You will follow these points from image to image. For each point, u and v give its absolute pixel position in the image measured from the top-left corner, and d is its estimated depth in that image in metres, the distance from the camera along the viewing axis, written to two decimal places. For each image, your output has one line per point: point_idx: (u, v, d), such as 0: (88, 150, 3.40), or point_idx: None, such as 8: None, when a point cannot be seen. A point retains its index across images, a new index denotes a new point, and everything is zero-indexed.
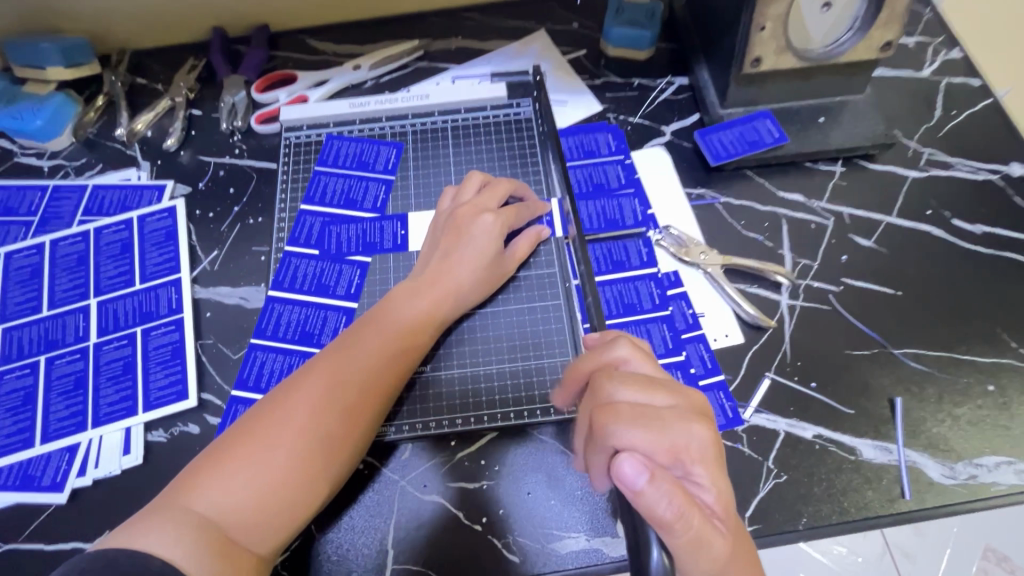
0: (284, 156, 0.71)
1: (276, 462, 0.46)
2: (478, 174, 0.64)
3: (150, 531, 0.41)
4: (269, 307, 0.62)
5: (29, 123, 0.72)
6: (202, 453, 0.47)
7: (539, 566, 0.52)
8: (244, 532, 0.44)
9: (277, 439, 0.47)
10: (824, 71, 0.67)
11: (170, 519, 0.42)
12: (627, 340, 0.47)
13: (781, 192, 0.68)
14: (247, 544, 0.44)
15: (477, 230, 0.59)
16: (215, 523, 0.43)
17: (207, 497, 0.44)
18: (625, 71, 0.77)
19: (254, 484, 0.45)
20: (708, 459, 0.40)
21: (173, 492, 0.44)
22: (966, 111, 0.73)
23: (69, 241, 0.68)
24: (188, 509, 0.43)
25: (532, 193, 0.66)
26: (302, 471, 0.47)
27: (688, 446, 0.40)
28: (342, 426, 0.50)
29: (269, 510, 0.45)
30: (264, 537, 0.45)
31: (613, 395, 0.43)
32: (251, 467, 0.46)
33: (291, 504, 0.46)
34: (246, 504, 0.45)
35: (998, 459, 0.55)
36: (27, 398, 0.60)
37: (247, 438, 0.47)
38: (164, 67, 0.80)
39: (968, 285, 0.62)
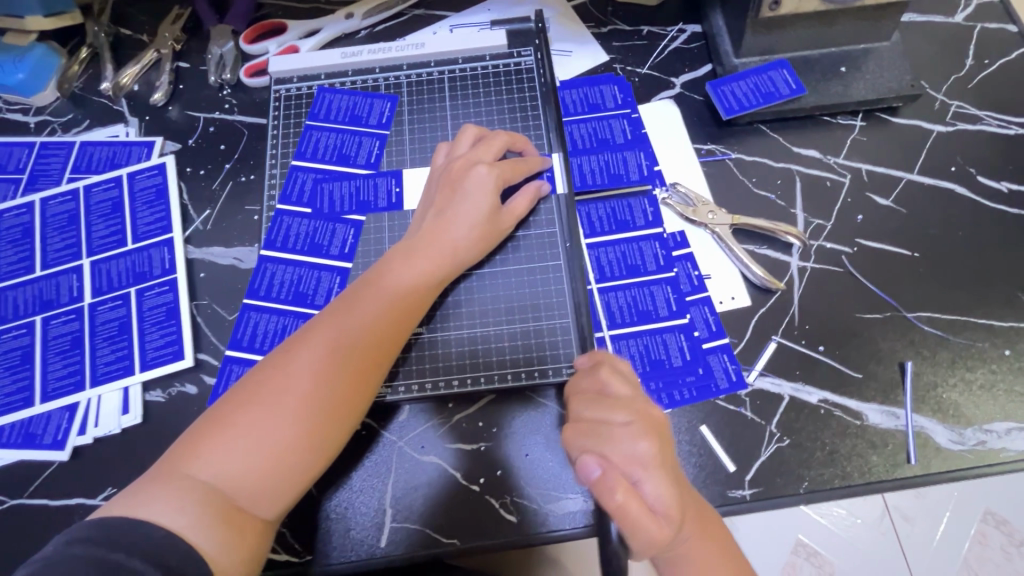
0: (274, 109, 0.68)
1: (275, 429, 0.46)
2: (473, 127, 0.61)
3: (156, 503, 0.42)
4: (262, 266, 0.60)
5: (11, 76, 0.69)
6: (202, 417, 0.47)
7: (536, 525, 0.52)
8: (246, 497, 0.45)
9: (275, 404, 0.47)
10: (848, 15, 0.62)
11: (172, 488, 0.43)
12: (601, 360, 0.48)
13: (796, 147, 0.65)
14: (252, 510, 0.45)
15: (470, 186, 0.57)
16: (220, 492, 0.44)
17: (209, 465, 0.44)
18: (635, 19, 0.72)
19: (255, 452, 0.45)
20: (655, 467, 0.41)
21: (176, 460, 0.45)
22: (999, 60, 0.68)
23: (59, 199, 0.67)
24: (190, 477, 0.44)
25: (533, 147, 0.63)
26: (297, 437, 0.46)
27: (637, 455, 0.41)
28: (340, 389, 0.49)
29: (272, 477, 0.46)
30: (267, 501, 0.45)
31: (575, 410, 0.45)
32: (251, 435, 0.45)
33: (295, 471, 0.46)
34: (246, 471, 0.45)
35: (1010, 424, 0.53)
36: (24, 357, 0.60)
37: (245, 404, 0.47)
38: (149, 16, 0.76)
39: (990, 246, 0.60)
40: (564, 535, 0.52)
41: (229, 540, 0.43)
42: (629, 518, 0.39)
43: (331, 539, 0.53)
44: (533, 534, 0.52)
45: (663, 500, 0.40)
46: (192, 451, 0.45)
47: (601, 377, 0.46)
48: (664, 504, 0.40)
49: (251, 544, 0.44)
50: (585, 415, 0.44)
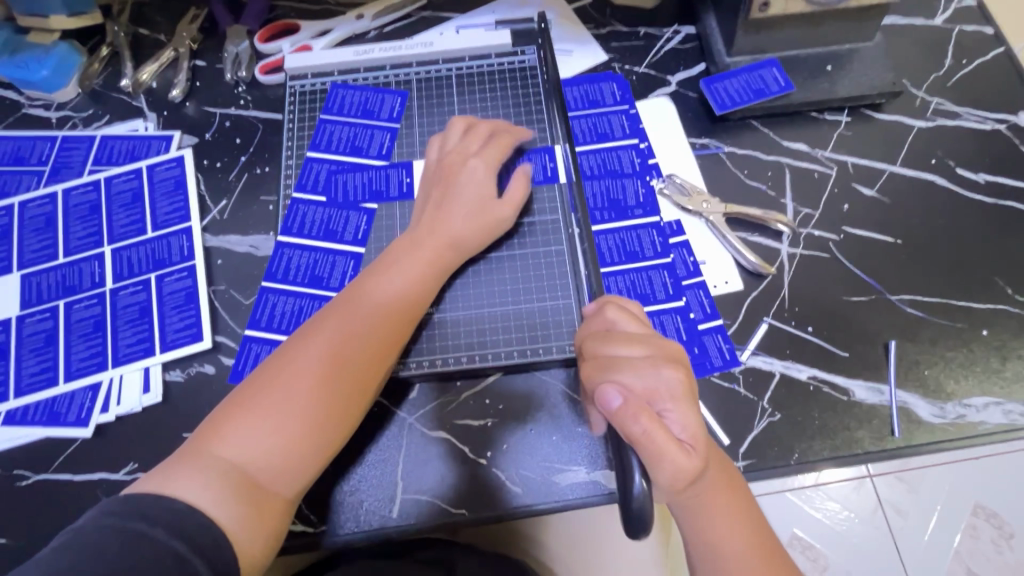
0: (289, 104, 0.71)
1: (293, 410, 0.48)
2: (467, 122, 0.64)
3: (182, 481, 0.44)
4: (278, 252, 0.63)
5: (35, 73, 0.72)
6: (221, 402, 0.50)
7: (541, 496, 0.55)
8: (268, 475, 0.47)
9: (291, 387, 0.49)
10: (833, 16, 0.66)
11: (197, 468, 0.45)
12: (609, 302, 0.50)
13: (785, 141, 0.68)
14: (273, 488, 0.47)
15: (472, 180, 0.61)
16: (242, 471, 0.46)
17: (232, 445, 0.47)
18: (632, 20, 0.76)
19: (275, 433, 0.48)
20: (677, 397, 0.44)
21: (200, 441, 0.47)
22: (977, 60, 0.72)
23: (81, 190, 0.69)
24: (214, 457, 0.46)
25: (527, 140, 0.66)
26: (315, 417, 0.49)
27: (658, 387, 0.45)
28: (353, 370, 0.51)
29: (291, 456, 0.48)
30: (287, 479, 0.48)
31: (593, 349, 0.48)
32: (270, 416, 0.48)
33: (312, 450, 0.49)
34: (267, 451, 0.47)
35: (988, 399, 0.57)
36: (48, 339, 0.62)
37: (263, 388, 0.49)
38: (167, 17, 0.79)
39: (969, 233, 0.63)
40: (567, 505, 0.55)
41: (252, 515, 0.45)
42: (656, 443, 0.41)
43: (344, 511, 0.55)
44: (538, 505, 0.55)
45: (686, 427, 0.44)
46: (215, 433, 0.47)
47: (615, 318, 0.49)
48: (687, 431, 0.44)
49: (273, 520, 0.47)
50: (605, 353, 0.47)
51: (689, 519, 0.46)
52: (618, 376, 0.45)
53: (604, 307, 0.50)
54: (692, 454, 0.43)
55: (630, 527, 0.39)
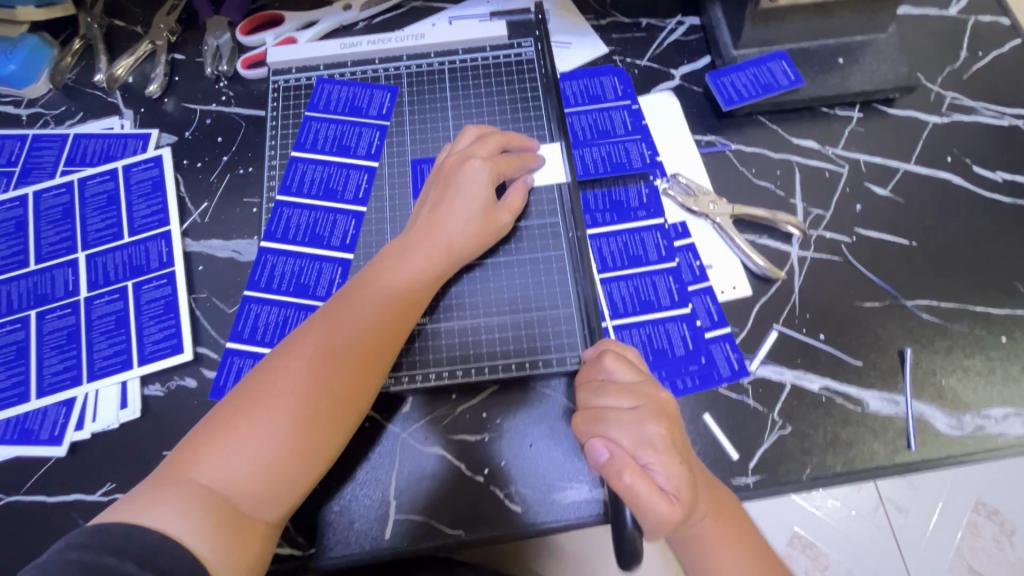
0: (273, 100, 0.68)
1: (275, 431, 0.46)
2: (473, 128, 0.61)
3: (158, 508, 0.41)
4: (262, 258, 0.60)
5: (3, 67, 0.68)
6: (198, 425, 0.46)
7: (541, 515, 0.52)
8: (250, 502, 0.44)
9: (272, 405, 0.46)
10: (846, 6, 0.63)
11: (176, 496, 0.42)
12: (608, 349, 0.48)
13: (795, 138, 0.65)
14: (255, 514, 0.44)
15: (464, 178, 0.57)
16: (224, 497, 0.43)
17: (209, 470, 0.44)
18: (634, 11, 0.72)
19: (256, 455, 0.45)
20: (664, 454, 0.42)
21: (178, 464, 0.44)
22: (992, 52, 0.69)
23: (53, 193, 0.65)
24: (193, 483, 0.43)
25: (532, 143, 0.63)
26: (300, 443, 0.46)
27: (645, 443, 0.42)
28: (337, 386, 0.48)
29: (275, 483, 0.45)
30: (270, 505, 0.45)
31: (584, 399, 0.46)
32: (250, 442, 0.45)
33: (295, 476, 0.46)
34: (249, 477, 0.44)
35: (1007, 410, 0.54)
36: (19, 352, 0.59)
37: (243, 407, 0.46)
38: (143, 8, 0.75)
39: (986, 235, 0.60)
40: (569, 525, 0.52)
41: (231, 543, 0.42)
42: (636, 503, 0.40)
43: (333, 532, 0.52)
44: (538, 524, 0.52)
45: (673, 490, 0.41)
46: (191, 455, 0.44)
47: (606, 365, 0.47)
48: (672, 490, 0.41)
49: (255, 549, 0.44)
50: (593, 405, 0.45)
51: (694, 566, 0.45)
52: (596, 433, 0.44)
53: (602, 355, 0.47)
54: (677, 508, 0.40)
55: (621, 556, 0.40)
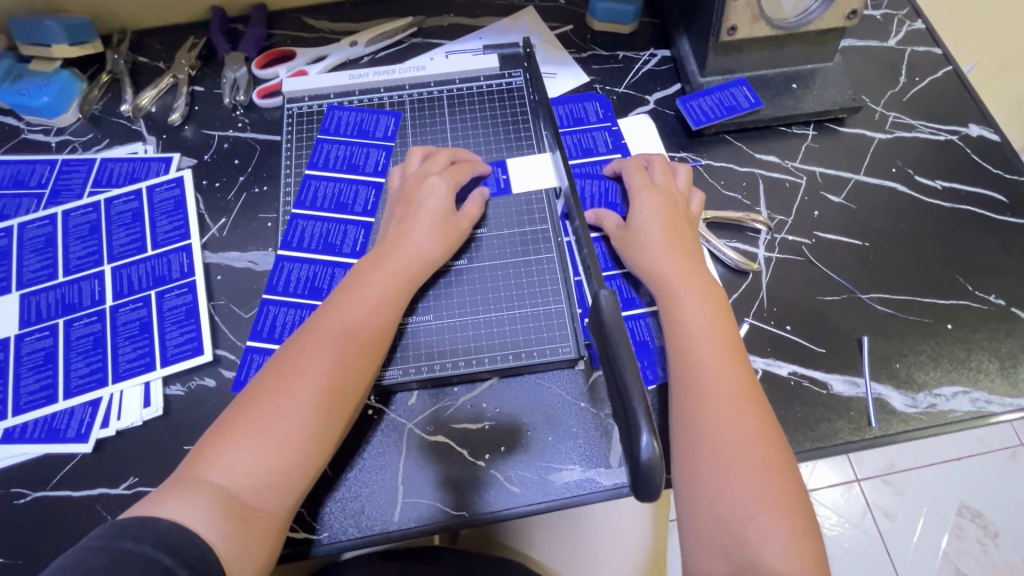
0: (287, 126, 0.74)
1: (267, 427, 0.50)
2: (417, 149, 0.68)
3: (172, 504, 0.45)
4: (279, 265, 0.65)
5: (36, 99, 0.74)
6: (210, 429, 0.51)
7: (539, 495, 0.57)
8: (252, 492, 0.48)
9: (264, 405, 0.50)
10: (796, 39, 0.71)
11: (186, 491, 0.46)
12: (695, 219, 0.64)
13: (757, 154, 0.73)
14: (258, 504, 0.48)
15: (425, 192, 0.64)
16: (228, 490, 0.47)
17: (219, 468, 0.48)
18: (611, 45, 0.81)
19: (260, 451, 0.49)
20: (712, 294, 0.57)
21: (190, 464, 0.48)
22: (928, 78, 0.78)
23: (81, 211, 0.71)
24: (201, 479, 0.47)
25: (473, 155, 0.70)
26: (292, 434, 0.50)
27: (691, 279, 0.57)
28: (324, 380, 0.52)
29: (272, 474, 0.49)
30: (272, 494, 0.49)
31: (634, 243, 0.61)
32: (248, 439, 0.49)
33: (291, 466, 0.49)
34: (249, 470, 0.48)
35: (956, 389, 0.60)
36: (48, 357, 0.63)
37: (241, 411, 0.50)
38: (166, 45, 0.83)
39: (929, 234, 0.68)
40: (564, 503, 0.56)
41: (242, 534, 0.46)
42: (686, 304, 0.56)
43: (345, 516, 0.56)
44: (536, 503, 0.56)
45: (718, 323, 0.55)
46: (202, 456, 0.48)
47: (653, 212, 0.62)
48: (718, 324, 0.55)
49: (261, 538, 0.47)
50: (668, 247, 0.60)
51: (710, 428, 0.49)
52: (660, 283, 0.58)
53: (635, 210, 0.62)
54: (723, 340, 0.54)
55: (640, 489, 0.38)
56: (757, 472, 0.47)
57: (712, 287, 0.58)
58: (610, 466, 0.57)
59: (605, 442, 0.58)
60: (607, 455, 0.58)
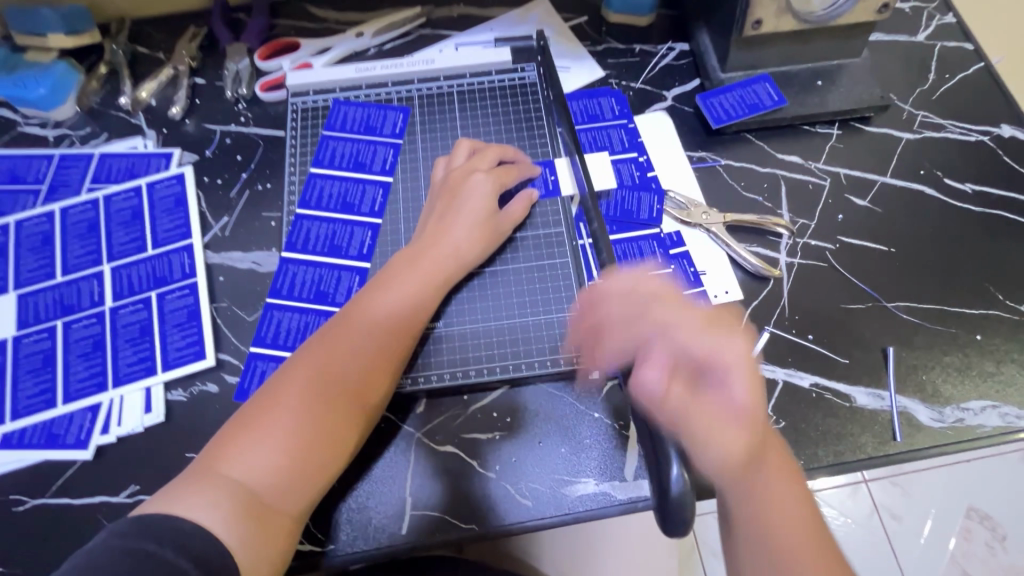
0: (291, 121, 0.72)
1: (296, 425, 0.48)
2: (467, 141, 0.66)
3: (190, 500, 0.44)
4: (283, 268, 0.63)
5: (33, 91, 0.72)
6: (230, 422, 0.49)
7: (551, 508, 0.55)
8: (275, 494, 0.47)
9: (294, 402, 0.49)
10: (822, 33, 0.68)
11: (208, 488, 0.45)
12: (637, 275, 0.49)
13: (779, 154, 0.70)
14: (280, 506, 0.47)
15: (471, 189, 0.62)
16: (251, 489, 0.46)
17: (243, 466, 0.46)
18: (628, 38, 0.78)
19: (282, 450, 0.48)
20: (741, 365, 0.44)
21: (209, 459, 0.47)
22: (958, 75, 0.74)
23: (79, 209, 0.69)
24: (224, 476, 0.46)
25: (525, 155, 0.68)
26: (322, 436, 0.49)
27: (721, 352, 0.44)
28: (353, 379, 0.52)
29: (297, 476, 0.48)
30: (295, 496, 0.48)
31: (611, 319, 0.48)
32: (275, 436, 0.48)
33: (317, 468, 0.49)
34: (275, 469, 0.47)
35: (984, 403, 0.58)
36: (46, 360, 0.61)
37: (268, 406, 0.49)
38: (166, 35, 0.80)
39: (959, 240, 0.65)
40: (578, 517, 0.55)
41: (257, 536, 0.45)
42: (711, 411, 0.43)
43: (352, 528, 0.54)
44: (548, 517, 0.55)
45: (743, 394, 0.43)
46: (222, 451, 0.47)
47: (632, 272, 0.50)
48: (746, 397, 0.44)
49: (280, 542, 0.46)
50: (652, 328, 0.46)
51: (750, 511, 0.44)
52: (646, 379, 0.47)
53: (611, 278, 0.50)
54: (747, 420, 0.44)
55: (670, 526, 0.40)
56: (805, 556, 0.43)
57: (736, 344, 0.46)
58: (626, 480, 0.55)
59: (620, 455, 0.56)
60: (622, 468, 0.56)
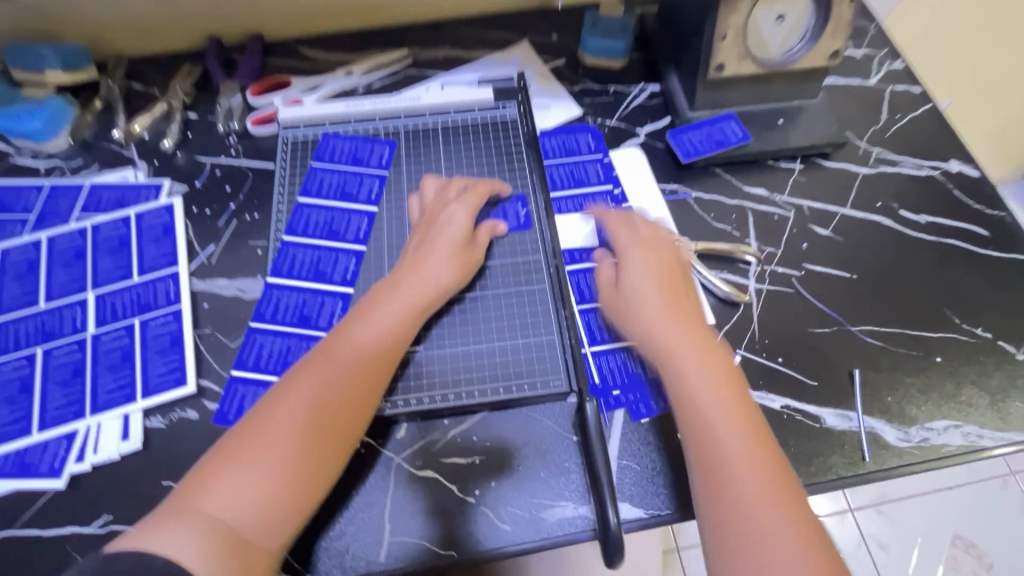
0: (282, 153, 0.74)
1: (276, 458, 0.48)
2: (433, 179, 0.69)
3: (165, 537, 0.43)
4: (268, 293, 0.64)
5: (27, 124, 0.74)
6: (206, 456, 0.49)
7: (531, 533, 0.55)
8: (252, 528, 0.46)
9: (275, 435, 0.49)
10: (782, 76, 0.73)
11: (183, 525, 0.44)
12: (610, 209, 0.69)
13: (746, 186, 0.74)
14: (256, 540, 0.46)
15: (444, 220, 0.65)
16: (228, 524, 0.45)
17: (218, 502, 0.46)
18: (602, 79, 0.83)
19: (261, 481, 0.47)
20: (641, 245, 0.63)
21: (185, 495, 0.46)
22: (908, 115, 0.80)
23: (67, 237, 0.70)
24: (200, 511, 0.45)
25: (501, 186, 0.70)
26: (301, 469, 0.49)
27: (631, 255, 0.62)
28: (335, 410, 0.52)
29: (274, 510, 0.47)
30: (273, 531, 0.47)
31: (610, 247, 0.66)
32: (254, 470, 0.48)
33: (295, 501, 0.48)
34: (253, 503, 0.47)
35: (948, 422, 0.60)
36: (23, 387, 0.61)
37: (249, 439, 0.49)
38: (160, 72, 0.83)
39: (916, 267, 0.69)
40: (557, 543, 0.55)
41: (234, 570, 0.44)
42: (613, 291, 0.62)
43: (328, 556, 0.54)
44: (527, 542, 0.55)
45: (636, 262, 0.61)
46: (199, 487, 0.46)
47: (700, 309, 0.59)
48: (638, 267, 0.61)
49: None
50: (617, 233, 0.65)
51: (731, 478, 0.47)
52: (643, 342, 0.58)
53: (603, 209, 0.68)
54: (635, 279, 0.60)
55: (608, 556, 0.49)
56: (780, 524, 0.45)
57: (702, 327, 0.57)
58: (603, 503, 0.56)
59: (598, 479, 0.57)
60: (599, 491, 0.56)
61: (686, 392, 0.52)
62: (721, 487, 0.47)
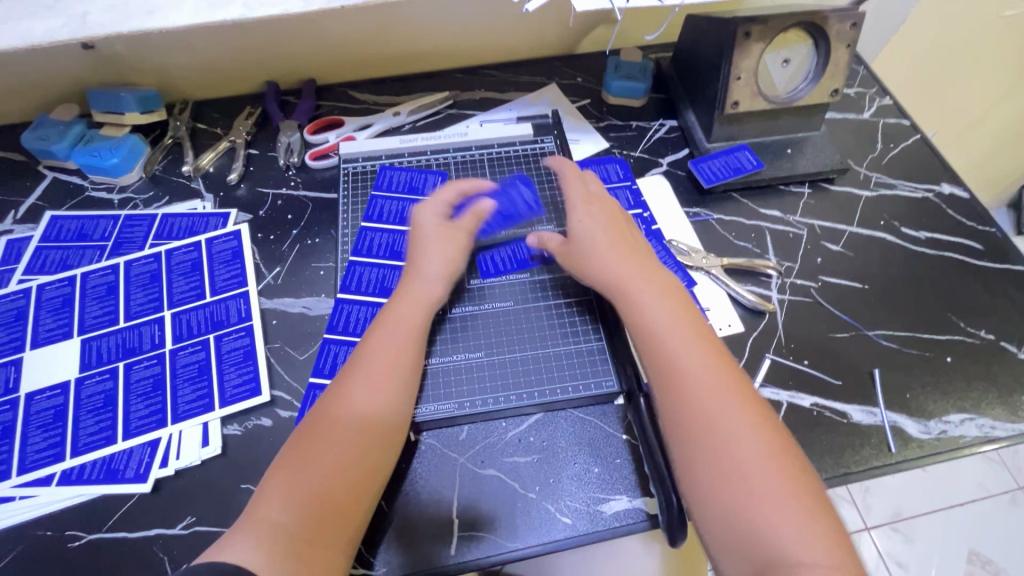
0: (344, 183, 0.81)
1: (323, 463, 0.51)
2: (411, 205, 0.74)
3: (233, 546, 0.46)
4: (338, 307, 0.70)
5: (106, 160, 0.80)
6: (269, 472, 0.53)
7: (590, 525, 0.59)
8: (311, 528, 0.48)
9: (318, 444, 0.52)
10: (788, 113, 0.83)
11: (249, 534, 0.47)
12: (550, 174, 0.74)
13: (762, 209, 0.82)
14: (317, 539, 0.48)
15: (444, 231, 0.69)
16: (287, 527, 0.47)
17: (277, 508, 0.49)
18: (625, 116, 0.92)
19: (309, 485, 0.50)
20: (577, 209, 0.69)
21: (252, 505, 0.50)
22: (900, 144, 0.89)
23: (143, 261, 0.75)
24: (261, 520, 0.48)
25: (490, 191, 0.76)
26: (348, 470, 0.52)
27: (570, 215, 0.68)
28: (374, 413, 0.56)
29: (327, 509, 0.50)
30: (332, 530, 0.49)
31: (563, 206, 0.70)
32: (303, 477, 0.50)
33: (347, 500, 0.51)
34: (307, 507, 0.49)
35: (963, 416, 0.66)
36: (107, 400, 0.65)
37: (302, 451, 0.52)
38: (222, 114, 0.91)
39: (921, 278, 0.76)
40: (614, 534, 0.59)
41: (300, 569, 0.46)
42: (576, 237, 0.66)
43: (402, 551, 0.57)
44: (587, 533, 0.59)
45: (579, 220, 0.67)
46: (260, 500, 0.50)
47: (674, 285, 0.61)
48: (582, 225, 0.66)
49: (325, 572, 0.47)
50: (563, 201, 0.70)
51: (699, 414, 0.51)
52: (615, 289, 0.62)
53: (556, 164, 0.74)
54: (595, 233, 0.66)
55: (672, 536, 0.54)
56: (753, 467, 0.47)
57: (670, 284, 0.61)
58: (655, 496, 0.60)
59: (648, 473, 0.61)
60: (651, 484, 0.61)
61: (656, 332, 0.56)
62: (699, 460, 0.49)
